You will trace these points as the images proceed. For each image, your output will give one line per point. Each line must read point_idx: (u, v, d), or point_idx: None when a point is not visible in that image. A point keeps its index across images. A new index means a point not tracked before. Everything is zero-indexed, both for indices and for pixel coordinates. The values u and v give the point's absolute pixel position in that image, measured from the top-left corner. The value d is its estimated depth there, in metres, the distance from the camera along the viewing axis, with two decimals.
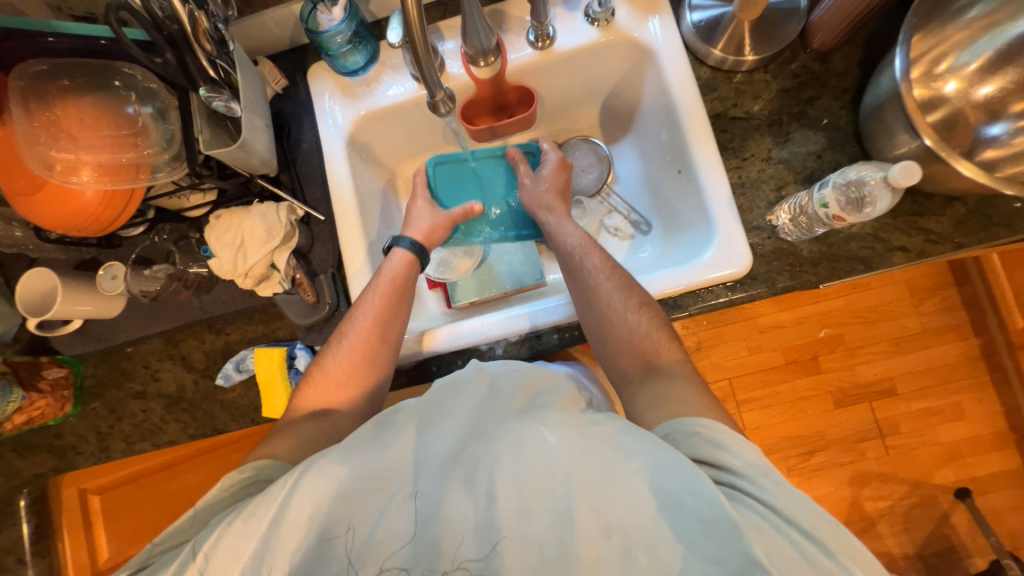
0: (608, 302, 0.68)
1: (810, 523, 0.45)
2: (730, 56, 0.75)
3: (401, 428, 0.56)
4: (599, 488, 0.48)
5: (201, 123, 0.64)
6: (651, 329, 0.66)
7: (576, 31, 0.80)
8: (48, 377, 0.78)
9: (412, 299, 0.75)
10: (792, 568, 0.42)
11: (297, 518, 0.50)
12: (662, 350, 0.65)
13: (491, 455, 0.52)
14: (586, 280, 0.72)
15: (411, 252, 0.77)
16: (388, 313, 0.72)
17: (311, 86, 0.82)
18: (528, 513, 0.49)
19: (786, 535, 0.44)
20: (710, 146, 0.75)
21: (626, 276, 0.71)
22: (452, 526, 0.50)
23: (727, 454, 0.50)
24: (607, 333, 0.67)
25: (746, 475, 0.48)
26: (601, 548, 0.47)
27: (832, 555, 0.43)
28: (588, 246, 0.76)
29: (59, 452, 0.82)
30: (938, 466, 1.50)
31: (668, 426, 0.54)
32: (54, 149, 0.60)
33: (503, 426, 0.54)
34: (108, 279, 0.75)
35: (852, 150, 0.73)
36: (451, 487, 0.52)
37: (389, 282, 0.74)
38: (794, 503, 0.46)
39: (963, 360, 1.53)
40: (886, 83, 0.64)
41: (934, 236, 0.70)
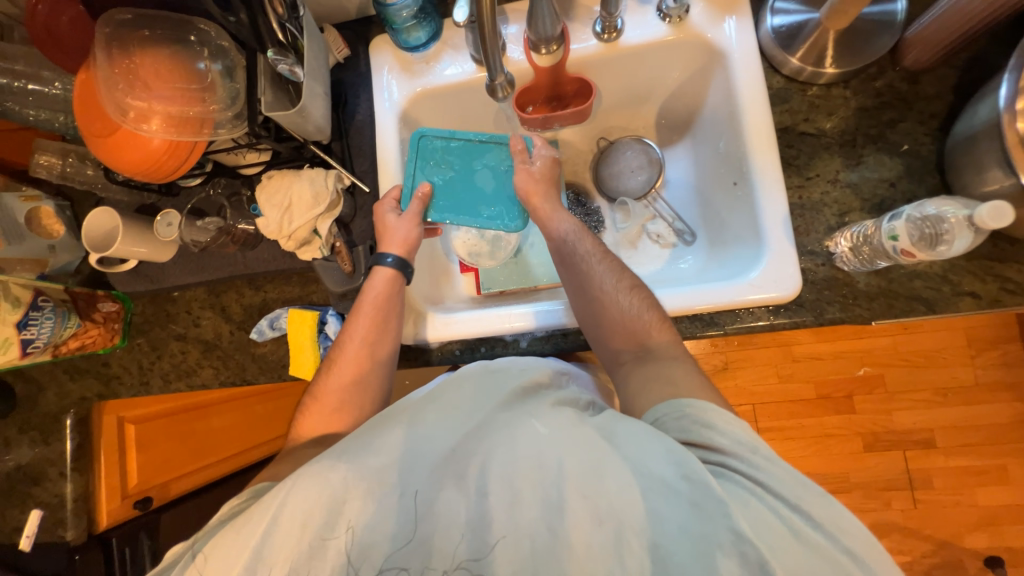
0: (601, 287, 0.66)
1: (793, 493, 0.45)
2: (809, 66, 0.70)
3: (390, 425, 0.56)
4: (588, 476, 0.48)
5: (264, 85, 0.66)
6: (643, 310, 0.65)
7: (646, 25, 0.76)
8: (102, 310, 0.84)
9: (400, 317, 0.73)
10: (778, 539, 0.43)
11: (288, 527, 0.50)
12: (654, 331, 0.64)
13: (482, 449, 0.53)
14: (579, 268, 0.69)
15: (394, 268, 0.73)
16: (378, 334, 0.72)
17: (372, 58, 0.83)
18: (519, 503, 0.49)
19: (773, 508, 0.44)
20: (772, 159, 0.71)
21: (619, 262, 0.70)
22: (445, 520, 0.50)
23: (716, 434, 0.50)
24: (598, 315, 0.66)
25: (736, 454, 0.48)
26: (592, 537, 0.46)
27: (819, 528, 0.44)
28: (582, 233, 0.72)
29: (105, 380, 0.89)
30: (970, 529, 1.41)
31: (658, 411, 0.55)
32: (130, 96, 0.63)
33: (490, 421, 0.55)
34: (164, 225, 0.79)
35: (930, 181, 0.68)
36: (441, 483, 0.52)
37: (374, 300, 0.72)
38: (781, 475, 0.46)
39: (1017, 422, 1.41)
40: (983, 112, 0.59)
41: (1012, 286, 0.64)
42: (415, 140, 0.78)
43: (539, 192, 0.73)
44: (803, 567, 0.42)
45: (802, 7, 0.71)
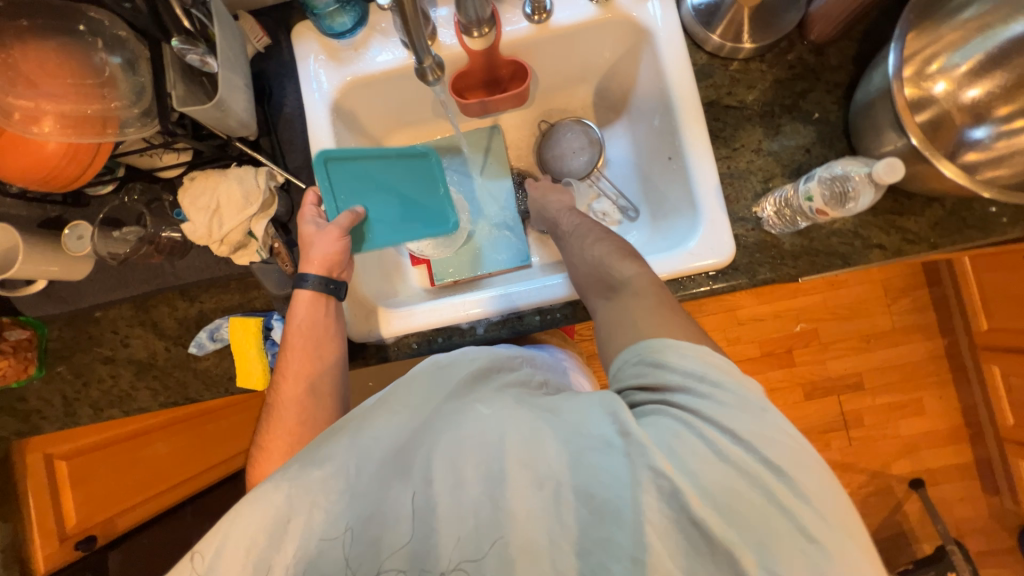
0: (578, 246, 0.71)
1: (732, 420, 0.43)
2: (728, 42, 0.74)
3: (334, 434, 0.53)
4: (528, 446, 0.47)
5: (173, 78, 0.60)
6: (612, 257, 0.66)
7: (574, 6, 0.77)
8: (11, 338, 0.74)
9: (332, 340, 0.70)
10: (713, 470, 0.42)
11: (233, 553, 0.48)
12: (621, 269, 0.64)
13: (429, 437, 0.51)
14: (564, 241, 0.75)
15: (315, 290, 0.70)
16: (314, 360, 0.69)
17: (296, 47, 0.78)
18: (461, 485, 0.47)
19: (710, 441, 0.43)
20: (701, 133, 0.74)
21: (600, 227, 0.74)
22: (395, 516, 0.48)
23: (670, 371, 0.48)
24: (575, 273, 0.70)
25: (686, 388, 0.47)
26: (531, 502, 0.45)
27: (750, 448, 0.42)
28: (565, 212, 0.79)
29: (23, 416, 0.80)
30: (896, 458, 1.58)
31: (624, 355, 0.53)
32: (11, 95, 0.56)
33: (440, 409, 0.53)
34: (74, 239, 0.72)
35: (839, 146, 0.74)
36: (390, 481, 0.49)
37: (298, 328, 0.69)
38: (723, 405, 0.44)
39: (928, 358, 1.59)
40: (878, 79, 0.64)
41: (912, 236, 0.71)
42: (320, 160, 0.71)
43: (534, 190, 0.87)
44: (724, 486, 0.42)
45: None
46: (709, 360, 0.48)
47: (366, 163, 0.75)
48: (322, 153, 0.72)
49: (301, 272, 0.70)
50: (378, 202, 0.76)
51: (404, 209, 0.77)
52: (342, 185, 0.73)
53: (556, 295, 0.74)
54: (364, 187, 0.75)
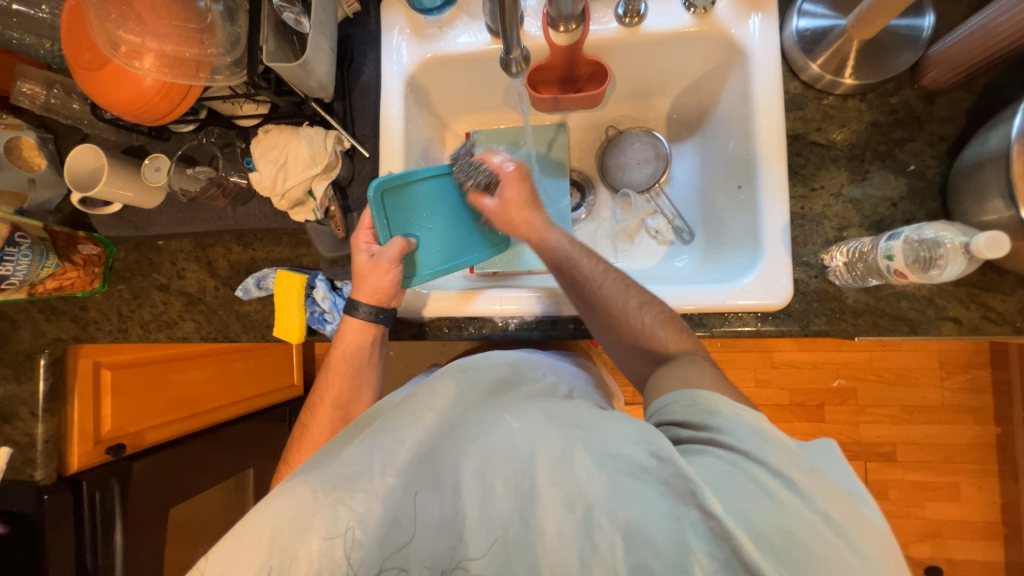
0: (610, 309, 0.64)
1: (783, 467, 0.43)
2: (828, 74, 0.69)
3: (364, 434, 0.56)
4: (559, 464, 0.47)
5: (268, 33, 0.62)
6: (658, 326, 0.62)
7: (669, 14, 0.74)
8: (82, 252, 0.81)
9: (369, 366, 0.76)
10: (763, 516, 0.40)
11: (256, 544, 0.49)
12: (671, 342, 0.61)
13: (458, 445, 0.53)
14: (587, 294, 0.65)
15: (364, 319, 0.73)
16: (352, 383, 0.76)
17: (383, 17, 0.79)
18: (491, 496, 0.48)
19: (760, 484, 0.42)
20: (780, 167, 0.70)
21: (623, 276, 0.67)
22: (425, 517, 0.50)
23: (717, 419, 0.47)
24: (614, 334, 0.64)
25: (731, 433, 0.46)
26: (563, 522, 0.45)
27: (798, 492, 0.41)
28: (577, 254, 0.68)
29: (83, 324, 0.87)
30: (915, 540, 1.49)
31: (671, 396, 0.52)
32: (122, 29, 0.59)
33: (465, 417, 0.56)
34: (152, 170, 0.77)
35: (931, 205, 0.68)
36: (419, 488, 0.51)
37: (343, 353, 0.75)
38: (772, 451, 0.44)
39: (974, 444, 1.47)
40: (994, 141, 0.59)
41: (994, 315, 0.65)
42: (375, 193, 0.70)
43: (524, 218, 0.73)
44: (776, 532, 0.39)
45: (830, 12, 0.69)
46: (760, 418, 0.47)
47: (417, 190, 0.74)
48: (378, 184, 0.70)
49: (352, 301, 0.73)
50: (432, 229, 0.76)
51: (457, 233, 0.77)
52: (395, 217, 0.73)
53: None
54: (419, 215, 0.74)
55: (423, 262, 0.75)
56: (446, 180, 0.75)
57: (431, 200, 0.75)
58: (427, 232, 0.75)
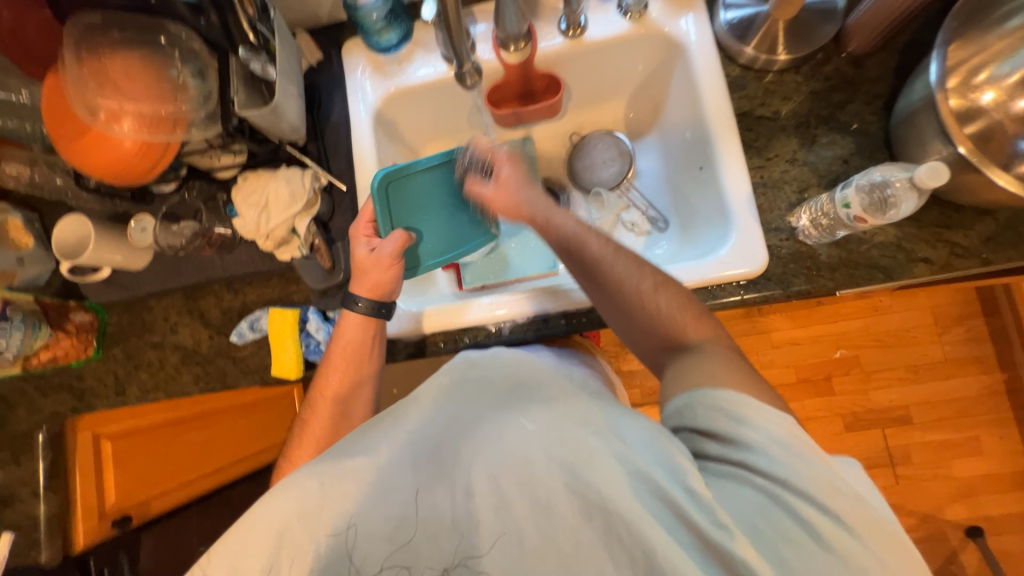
0: (623, 293, 0.64)
1: (822, 495, 0.44)
2: (763, 54, 0.74)
3: (380, 431, 0.56)
4: (576, 470, 0.48)
5: (237, 85, 0.66)
6: (675, 311, 0.63)
7: (608, 22, 0.80)
8: (75, 320, 0.82)
9: (376, 356, 0.76)
10: (798, 546, 0.43)
11: (263, 540, 0.49)
12: (690, 328, 0.62)
13: (471, 448, 0.53)
14: (598, 276, 0.65)
15: (363, 313, 0.74)
16: (354, 379, 0.75)
17: (345, 61, 0.84)
18: (508, 504, 0.48)
19: (795, 512, 0.44)
20: (734, 144, 0.74)
21: (637, 257, 0.67)
22: (434, 521, 0.49)
23: (746, 430, 0.48)
24: (629, 318, 0.65)
25: (763, 451, 0.47)
26: (582, 532, 0.46)
27: (851, 532, 0.43)
28: (586, 233, 0.68)
29: (79, 394, 0.86)
30: (950, 502, 1.46)
31: (690, 397, 0.53)
32: (100, 96, 0.63)
33: (480, 418, 0.56)
34: (138, 231, 0.78)
35: (879, 157, 0.72)
36: (431, 486, 0.51)
37: (344, 348, 0.74)
38: (812, 478, 0.45)
39: (985, 394, 1.47)
40: (919, 89, 0.63)
41: (961, 250, 0.68)
42: (378, 184, 0.74)
43: (521, 198, 0.72)
44: (811, 562, 0.42)
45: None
46: (790, 428, 0.48)
47: (416, 182, 0.77)
48: (380, 176, 0.74)
49: (350, 295, 0.74)
50: (430, 220, 0.79)
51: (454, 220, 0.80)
52: (400, 211, 0.77)
53: (582, 298, 0.75)
54: (417, 210, 0.78)
55: (425, 254, 0.79)
56: (447, 167, 0.79)
57: (427, 193, 0.78)
58: (428, 224, 0.79)
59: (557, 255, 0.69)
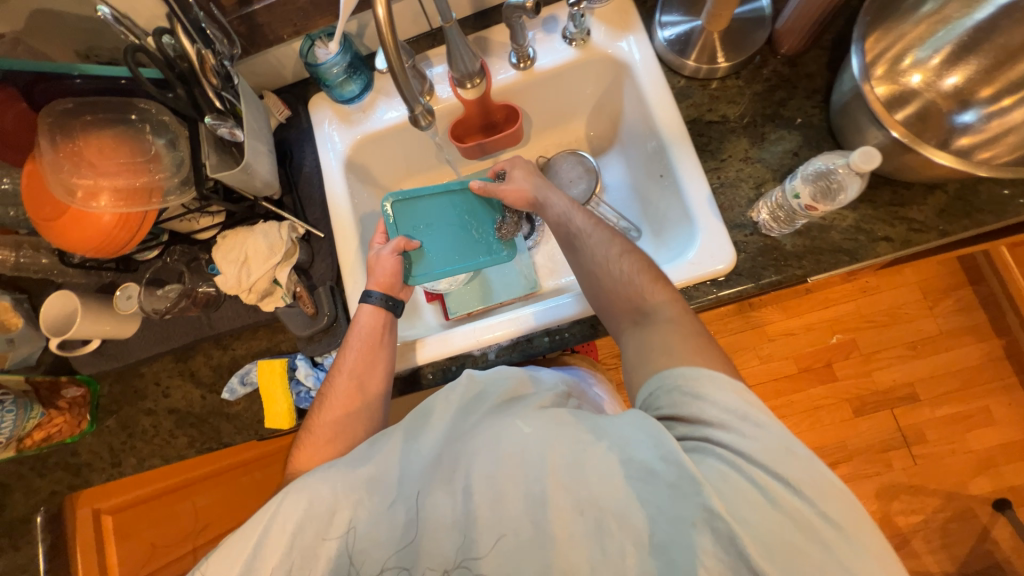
0: (594, 258, 0.68)
1: (779, 464, 0.45)
2: (704, 65, 0.79)
3: (387, 440, 0.61)
4: (570, 468, 0.50)
5: (208, 150, 0.70)
6: (635, 275, 0.65)
7: (556, 51, 0.85)
8: (67, 395, 0.82)
9: (389, 349, 0.76)
10: (755, 513, 0.44)
11: (277, 539, 0.55)
12: (648, 292, 0.63)
13: (468, 451, 0.56)
14: (576, 245, 0.71)
15: (377, 304, 0.76)
16: (366, 371, 0.73)
17: (312, 115, 0.88)
18: (502, 501, 0.51)
19: (756, 482, 0.45)
20: (688, 149, 0.78)
21: (612, 230, 0.71)
22: (435, 521, 0.54)
23: (706, 406, 0.49)
24: (596, 286, 0.67)
25: (720, 424, 0.48)
26: (574, 525, 0.49)
27: (800, 494, 0.44)
28: (573, 210, 0.75)
29: (75, 469, 0.86)
30: (971, 476, 1.43)
31: (650, 384, 0.54)
32: (75, 175, 0.66)
33: (481, 423, 0.58)
34: (125, 299, 0.81)
35: (827, 146, 0.75)
36: (432, 489, 0.55)
37: (365, 341, 0.75)
38: (770, 446, 0.46)
39: (986, 362, 1.47)
40: (847, 81, 0.67)
41: (918, 225, 0.70)
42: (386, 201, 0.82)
43: (531, 188, 0.79)
44: (775, 532, 0.43)
45: (685, 17, 0.80)
46: (746, 401, 0.49)
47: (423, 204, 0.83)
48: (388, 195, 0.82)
49: (366, 291, 0.78)
50: (436, 237, 0.83)
51: (461, 236, 0.83)
52: (407, 226, 0.82)
53: (564, 315, 0.76)
54: (423, 226, 0.82)
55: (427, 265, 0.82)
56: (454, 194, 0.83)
57: (433, 213, 0.83)
58: (433, 239, 0.83)
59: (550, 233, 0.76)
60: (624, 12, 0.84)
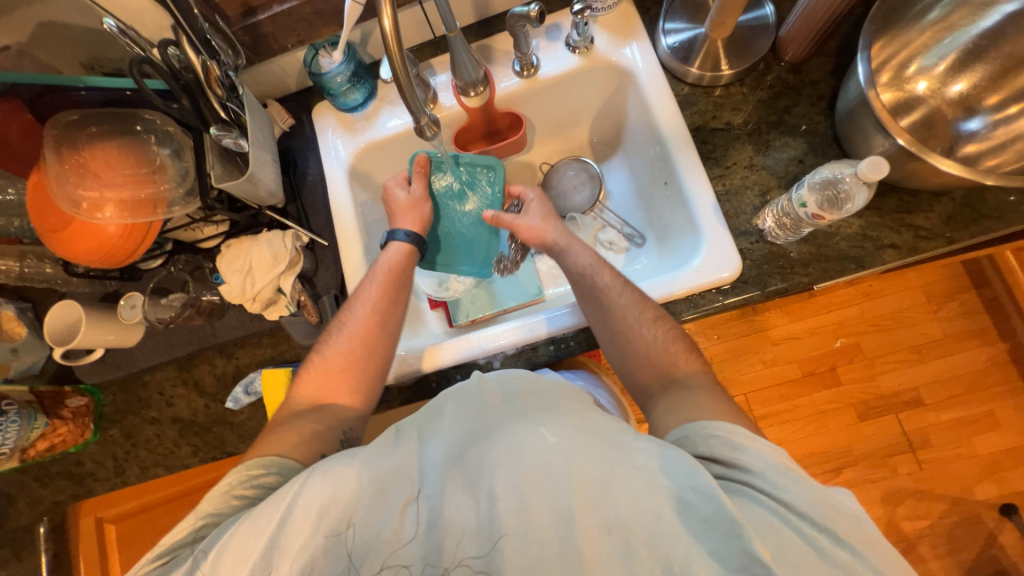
0: (623, 319, 0.69)
1: (823, 518, 0.46)
2: (707, 72, 0.79)
3: (406, 441, 0.59)
4: (598, 485, 0.49)
5: (213, 160, 0.70)
6: (669, 342, 0.67)
7: (559, 59, 0.85)
8: (71, 405, 0.82)
9: (408, 291, 0.78)
10: (801, 561, 0.44)
11: (297, 521, 0.52)
12: (677, 363, 0.66)
13: (490, 456, 0.53)
14: (600, 300, 0.71)
15: (411, 241, 0.80)
16: (387, 306, 0.75)
17: (316, 123, 0.88)
18: (528, 511, 0.50)
19: (799, 530, 0.46)
20: (692, 156, 0.78)
21: (639, 292, 0.71)
22: (455, 525, 0.52)
23: (746, 456, 0.51)
24: (625, 348, 0.68)
25: (765, 475, 0.49)
26: (602, 544, 0.48)
27: (851, 551, 0.45)
28: (598, 266, 0.75)
29: (78, 479, 0.85)
30: (977, 481, 1.42)
31: (685, 429, 0.55)
32: (80, 187, 0.66)
33: (502, 427, 0.56)
34: (128, 308, 0.81)
35: (832, 153, 0.75)
36: (454, 490, 0.53)
37: (388, 272, 0.77)
38: (809, 496, 0.47)
39: (992, 366, 1.46)
40: (853, 88, 0.67)
41: (925, 232, 0.70)
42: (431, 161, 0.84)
43: (549, 233, 0.80)
44: None
45: (689, 24, 0.80)
46: (781, 456, 0.51)
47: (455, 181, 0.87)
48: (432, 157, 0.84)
49: (393, 228, 0.81)
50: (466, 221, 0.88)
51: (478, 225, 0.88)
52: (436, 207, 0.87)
53: (569, 325, 0.76)
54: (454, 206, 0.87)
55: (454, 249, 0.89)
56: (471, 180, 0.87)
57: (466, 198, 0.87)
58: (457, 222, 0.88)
59: (570, 282, 0.76)
60: (628, 19, 0.84)
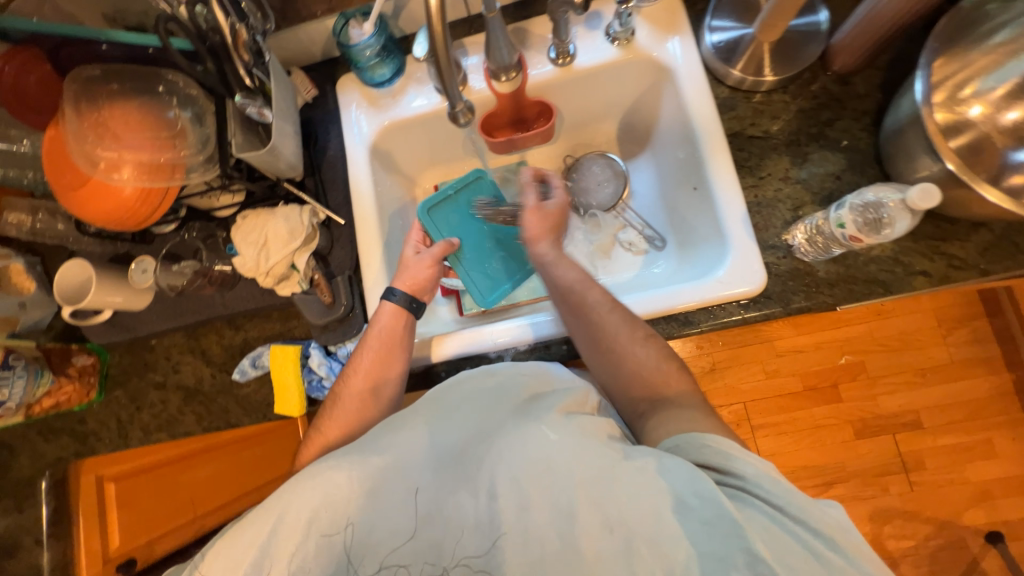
0: (613, 340, 0.66)
1: (819, 525, 0.45)
2: (749, 76, 0.76)
3: (405, 428, 0.58)
4: (599, 485, 0.49)
5: (235, 128, 0.68)
6: (659, 361, 0.65)
7: (596, 49, 0.82)
8: (77, 364, 0.82)
9: (405, 353, 0.74)
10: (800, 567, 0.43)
11: (290, 524, 0.53)
12: (672, 381, 0.64)
13: (492, 454, 0.54)
14: (589, 322, 0.67)
15: (400, 303, 0.75)
16: (381, 371, 0.73)
17: (340, 97, 0.86)
18: (529, 508, 0.50)
19: (797, 537, 0.45)
20: (725, 162, 0.75)
21: (629, 311, 0.69)
22: (457, 521, 0.53)
23: (736, 463, 0.49)
24: (615, 371, 0.66)
25: (758, 481, 0.48)
26: (603, 543, 0.48)
27: (845, 555, 0.44)
28: (587, 283, 0.71)
29: (81, 437, 0.87)
30: (967, 507, 1.43)
31: (677, 438, 0.54)
32: (99, 147, 0.64)
33: (502, 425, 0.57)
34: (139, 272, 0.80)
35: (871, 172, 0.73)
36: (453, 487, 0.54)
37: (380, 338, 0.73)
38: (801, 502, 0.47)
39: (996, 395, 1.46)
40: (905, 106, 0.64)
41: (958, 262, 0.68)
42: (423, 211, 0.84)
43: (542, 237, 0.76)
44: None
45: (737, 23, 0.76)
46: (769, 464, 0.50)
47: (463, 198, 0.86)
48: (423, 206, 0.84)
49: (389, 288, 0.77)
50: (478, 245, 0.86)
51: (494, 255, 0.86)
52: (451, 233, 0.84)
53: None
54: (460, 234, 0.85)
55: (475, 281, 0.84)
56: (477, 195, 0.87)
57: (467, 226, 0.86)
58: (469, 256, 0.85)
59: (553, 299, 0.72)
60: (672, 13, 0.80)
